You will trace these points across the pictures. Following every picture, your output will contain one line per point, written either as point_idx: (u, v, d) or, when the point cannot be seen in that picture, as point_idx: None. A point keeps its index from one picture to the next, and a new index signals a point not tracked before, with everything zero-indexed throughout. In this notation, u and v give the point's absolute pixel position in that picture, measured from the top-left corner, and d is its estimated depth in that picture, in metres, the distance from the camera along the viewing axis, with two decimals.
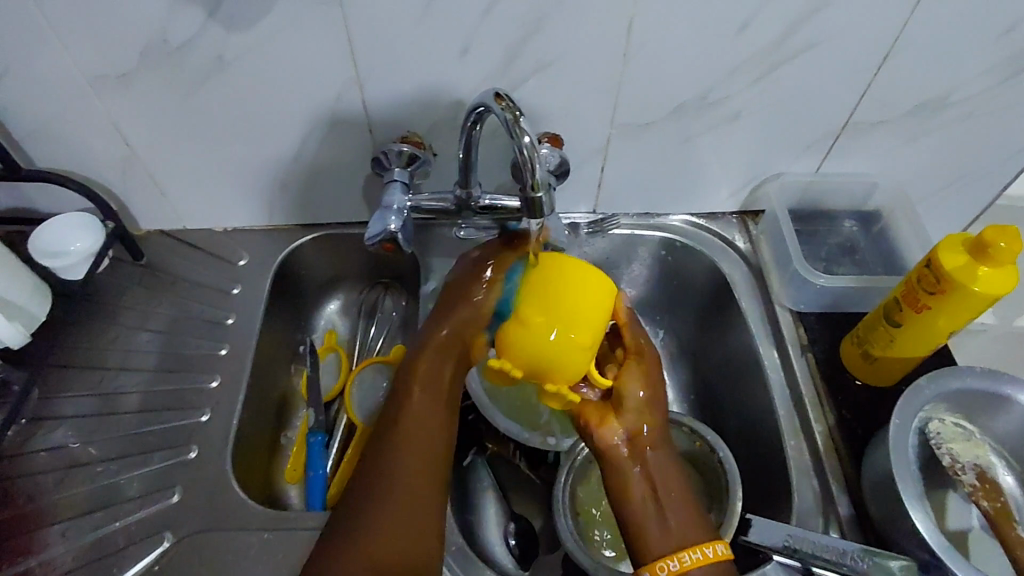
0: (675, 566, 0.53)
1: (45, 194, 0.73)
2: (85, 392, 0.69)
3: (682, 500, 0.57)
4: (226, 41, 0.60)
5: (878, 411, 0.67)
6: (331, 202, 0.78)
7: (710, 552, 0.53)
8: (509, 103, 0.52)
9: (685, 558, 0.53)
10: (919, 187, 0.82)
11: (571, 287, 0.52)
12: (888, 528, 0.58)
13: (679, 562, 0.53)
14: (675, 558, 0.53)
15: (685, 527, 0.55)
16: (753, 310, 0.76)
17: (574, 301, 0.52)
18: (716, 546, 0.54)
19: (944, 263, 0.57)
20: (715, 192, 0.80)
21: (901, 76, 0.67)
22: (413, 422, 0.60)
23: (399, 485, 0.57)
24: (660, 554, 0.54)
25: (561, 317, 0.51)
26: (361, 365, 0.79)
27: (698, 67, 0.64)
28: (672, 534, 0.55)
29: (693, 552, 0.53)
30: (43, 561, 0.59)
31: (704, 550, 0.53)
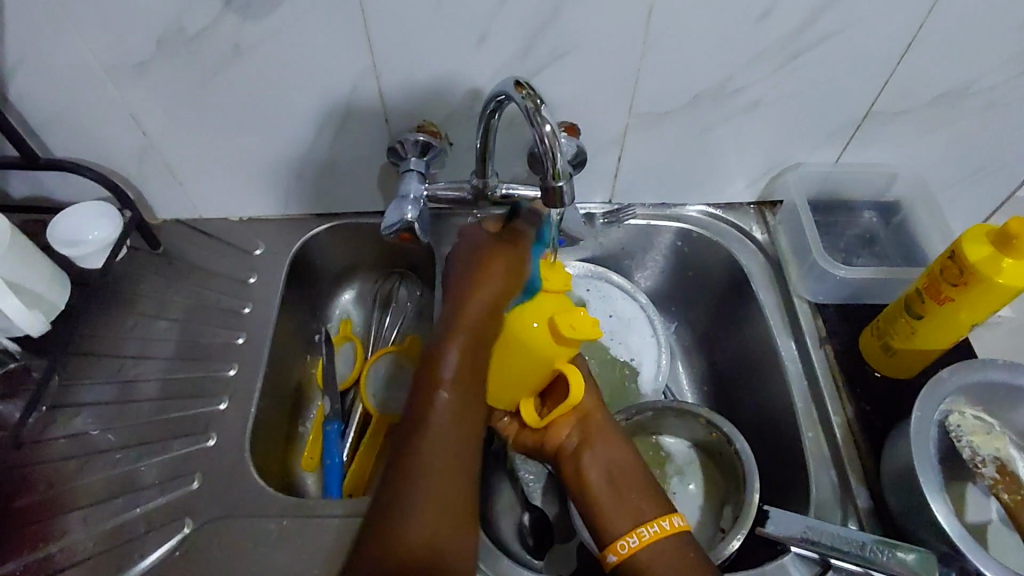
0: (641, 538, 0.55)
1: (63, 184, 0.74)
2: (104, 380, 0.70)
3: (645, 487, 0.59)
4: (242, 29, 0.59)
5: (898, 403, 0.67)
6: (347, 192, 0.78)
7: (668, 524, 0.56)
8: (530, 91, 0.52)
9: (644, 533, 0.55)
10: (941, 177, 0.80)
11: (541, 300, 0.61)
12: (908, 520, 0.58)
13: (646, 533, 0.55)
14: (639, 531, 0.55)
15: (642, 505, 0.58)
16: (771, 301, 0.75)
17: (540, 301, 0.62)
18: (675, 519, 0.56)
19: (968, 254, 0.56)
20: (732, 182, 0.79)
21: (924, 65, 0.66)
22: (466, 349, 0.57)
23: (447, 430, 0.55)
24: (623, 532, 0.56)
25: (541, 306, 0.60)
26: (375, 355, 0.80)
27: (717, 56, 0.64)
28: (629, 513, 0.57)
29: (652, 526, 0.55)
30: (64, 546, 0.59)
31: (661, 523, 0.56)
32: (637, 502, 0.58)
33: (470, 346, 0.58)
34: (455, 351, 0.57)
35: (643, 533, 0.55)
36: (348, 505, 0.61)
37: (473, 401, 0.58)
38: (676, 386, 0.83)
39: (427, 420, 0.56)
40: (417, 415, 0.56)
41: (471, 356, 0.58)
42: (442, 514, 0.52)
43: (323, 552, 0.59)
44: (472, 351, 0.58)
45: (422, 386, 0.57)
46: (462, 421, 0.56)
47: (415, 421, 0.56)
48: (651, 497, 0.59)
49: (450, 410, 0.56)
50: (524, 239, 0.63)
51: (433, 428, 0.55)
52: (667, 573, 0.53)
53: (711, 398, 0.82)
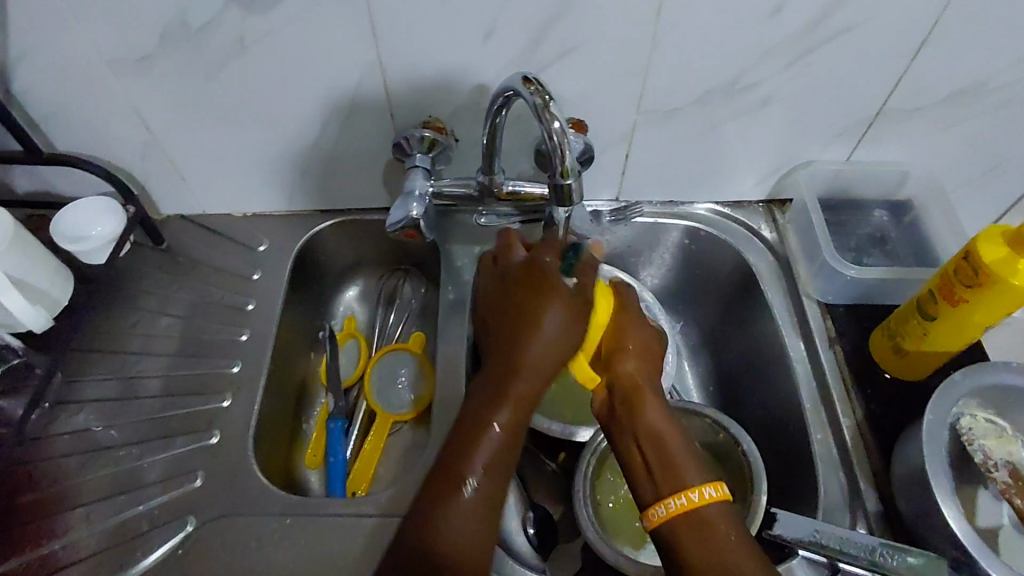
0: (662, 511, 0.53)
1: (66, 179, 0.73)
2: (108, 376, 0.69)
3: (684, 456, 0.56)
4: (246, 23, 0.59)
5: (908, 405, 0.66)
6: (352, 188, 0.77)
7: (695, 497, 0.53)
8: (539, 87, 0.51)
9: (671, 504, 0.53)
10: (953, 176, 0.79)
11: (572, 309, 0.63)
12: (918, 525, 0.57)
13: (666, 508, 0.53)
14: (663, 504, 0.53)
15: (677, 472, 0.55)
16: (780, 300, 0.75)
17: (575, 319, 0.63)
18: (703, 490, 0.53)
19: (983, 255, 0.55)
20: (742, 180, 0.78)
21: (939, 62, 0.64)
22: (518, 396, 0.55)
23: (482, 474, 0.53)
24: (653, 501, 0.54)
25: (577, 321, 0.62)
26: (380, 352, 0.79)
27: (728, 51, 0.63)
28: (664, 481, 0.55)
29: (678, 499, 0.53)
30: (66, 543, 0.59)
31: (687, 497, 0.53)
32: (674, 470, 0.55)
33: (532, 392, 0.55)
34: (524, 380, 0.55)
35: (670, 505, 0.53)
36: (352, 504, 0.61)
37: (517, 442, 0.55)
38: (683, 386, 0.82)
39: (459, 462, 0.53)
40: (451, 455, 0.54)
41: (528, 396, 0.55)
42: (473, 532, 0.52)
43: (326, 551, 0.59)
44: (530, 383, 0.55)
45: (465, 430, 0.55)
46: (501, 472, 0.54)
47: (455, 458, 0.54)
48: (688, 464, 0.55)
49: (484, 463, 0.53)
50: (558, 277, 0.58)
51: (478, 469, 0.53)
52: (699, 549, 0.51)
53: (717, 398, 0.81)
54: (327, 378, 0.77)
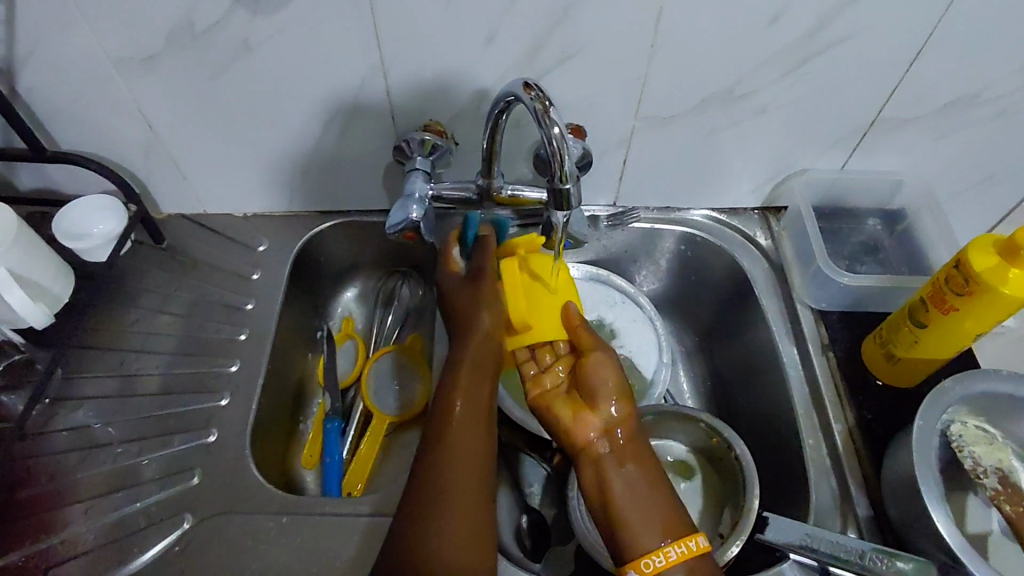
0: (659, 561, 0.49)
1: (68, 177, 0.74)
2: (107, 373, 0.70)
3: (665, 502, 0.52)
4: (252, 26, 0.59)
5: (900, 412, 0.67)
6: (352, 189, 0.78)
7: (693, 544, 0.50)
8: (539, 92, 0.51)
9: (670, 552, 0.49)
10: (946, 186, 0.80)
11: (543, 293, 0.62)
12: (908, 529, 0.58)
13: (664, 557, 0.49)
14: (660, 553, 0.49)
15: (669, 516, 0.51)
16: (774, 307, 0.75)
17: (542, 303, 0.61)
18: (700, 538, 0.50)
19: (974, 264, 0.56)
20: (738, 186, 0.79)
21: (932, 74, 0.66)
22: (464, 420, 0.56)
23: (459, 430, 0.56)
24: (648, 549, 0.49)
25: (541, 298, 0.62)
26: (377, 353, 0.80)
27: (725, 60, 0.64)
28: (653, 526, 0.50)
29: (678, 546, 0.49)
30: (64, 539, 0.60)
31: (687, 543, 0.50)
32: (662, 518, 0.51)
33: (478, 366, 0.60)
34: (467, 375, 0.59)
35: (671, 553, 0.49)
36: (349, 503, 0.62)
37: (482, 417, 0.57)
38: (677, 391, 0.83)
39: (425, 511, 0.52)
40: (432, 437, 0.56)
41: (484, 384, 0.59)
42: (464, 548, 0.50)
43: (321, 550, 0.59)
44: (486, 344, 0.60)
45: (435, 419, 0.57)
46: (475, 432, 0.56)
47: (434, 433, 0.56)
48: (676, 512, 0.52)
49: (460, 439, 0.55)
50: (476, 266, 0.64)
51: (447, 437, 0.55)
52: None
53: (711, 403, 0.82)
54: (325, 378, 0.78)
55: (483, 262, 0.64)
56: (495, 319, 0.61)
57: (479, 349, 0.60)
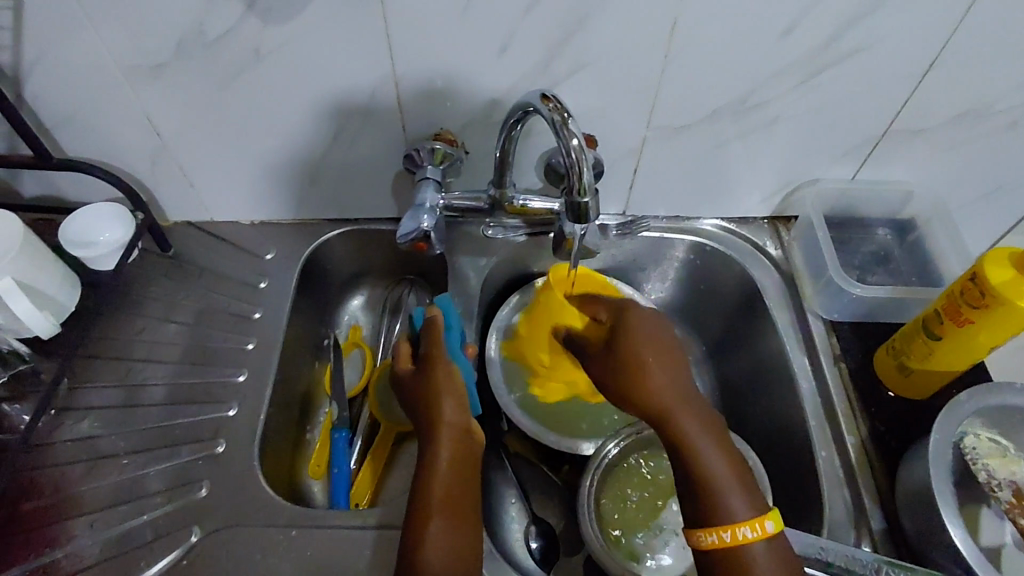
0: (727, 536, 0.51)
1: (73, 184, 0.73)
2: (112, 383, 0.69)
3: (738, 476, 0.53)
4: (262, 34, 0.59)
5: (913, 424, 0.66)
6: (360, 197, 0.77)
7: (758, 527, 0.51)
8: (557, 104, 0.51)
9: (745, 531, 0.50)
10: (957, 196, 0.80)
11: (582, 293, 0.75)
12: (924, 544, 0.57)
13: (732, 534, 0.50)
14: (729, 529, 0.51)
15: (737, 501, 0.52)
16: (784, 317, 0.75)
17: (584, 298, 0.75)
18: (766, 523, 0.51)
19: (989, 277, 0.56)
20: (747, 197, 0.79)
21: (944, 86, 0.65)
22: (445, 514, 0.55)
23: (440, 527, 0.54)
24: (723, 522, 0.51)
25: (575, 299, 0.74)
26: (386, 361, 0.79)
27: (737, 71, 0.63)
28: (722, 506, 0.52)
29: (743, 526, 0.51)
30: (69, 552, 0.59)
31: (757, 526, 0.51)
32: (728, 500, 0.52)
33: (450, 451, 0.58)
34: (444, 469, 0.57)
35: (738, 532, 0.50)
36: (359, 516, 0.61)
37: (465, 506, 0.56)
38: None
39: None
40: (413, 534, 0.54)
41: (461, 476, 0.58)
42: None
43: (332, 563, 0.58)
44: (452, 428, 0.60)
45: (411, 520, 0.55)
46: (459, 528, 0.55)
47: (411, 540, 0.54)
48: (745, 492, 0.53)
49: (445, 532, 0.54)
50: (432, 353, 0.65)
51: (434, 524, 0.54)
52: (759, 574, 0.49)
53: (721, 413, 0.81)
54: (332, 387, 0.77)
55: (435, 351, 0.66)
56: (458, 406, 0.61)
57: (450, 441, 0.59)
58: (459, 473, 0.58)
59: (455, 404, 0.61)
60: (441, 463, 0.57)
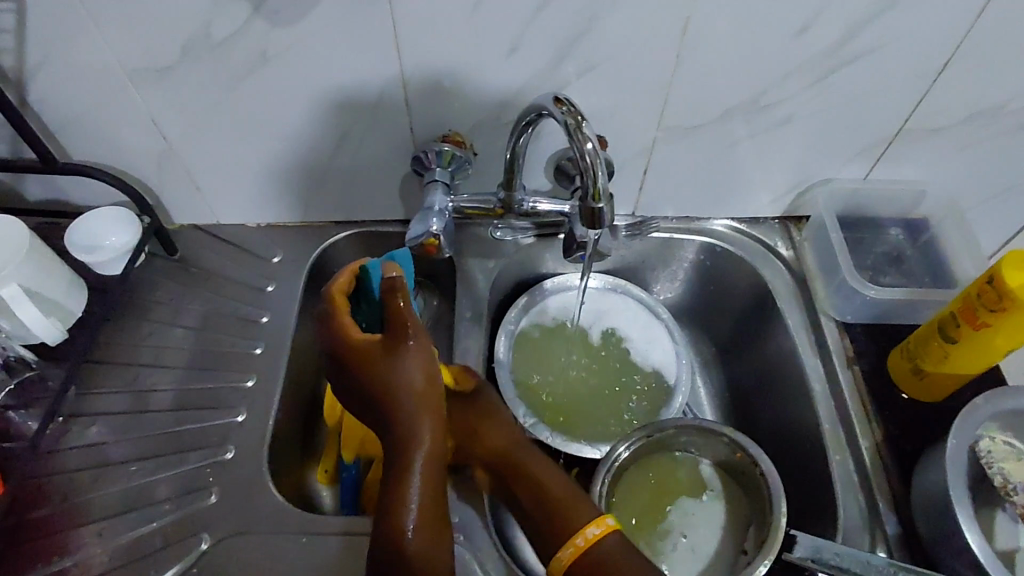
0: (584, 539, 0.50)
1: (79, 188, 0.72)
2: (120, 389, 0.69)
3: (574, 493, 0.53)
4: (268, 36, 0.58)
5: (928, 428, 0.66)
6: (368, 200, 0.76)
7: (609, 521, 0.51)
8: (570, 107, 0.50)
9: (592, 530, 0.50)
10: (971, 195, 0.79)
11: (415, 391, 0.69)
12: (940, 550, 0.57)
13: (587, 535, 0.50)
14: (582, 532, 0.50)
15: (590, 505, 0.52)
16: (796, 319, 0.74)
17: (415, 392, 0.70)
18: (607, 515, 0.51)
19: (1007, 279, 0.55)
20: (758, 197, 0.78)
21: (959, 85, 0.64)
22: (423, 510, 0.49)
23: (418, 527, 0.48)
24: (578, 525, 0.51)
25: None
26: None
27: (749, 70, 0.62)
28: (585, 505, 0.52)
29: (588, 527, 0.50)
30: (78, 560, 0.59)
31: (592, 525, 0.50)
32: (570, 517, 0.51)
33: (424, 430, 0.51)
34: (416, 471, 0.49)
35: (589, 531, 0.50)
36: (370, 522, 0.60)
37: (437, 487, 0.50)
38: (696, 403, 0.82)
39: None
40: (387, 527, 0.48)
41: (435, 472, 0.50)
42: None
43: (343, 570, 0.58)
44: (421, 398, 0.51)
45: (384, 513, 0.49)
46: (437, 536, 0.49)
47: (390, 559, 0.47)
48: (584, 500, 0.53)
49: (425, 532, 0.48)
50: (397, 316, 0.53)
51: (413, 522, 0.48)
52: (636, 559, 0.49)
53: (732, 415, 0.81)
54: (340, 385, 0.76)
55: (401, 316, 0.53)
56: (423, 364, 0.52)
57: (418, 411, 0.51)
58: (432, 448, 0.50)
59: (416, 359, 0.52)
60: (415, 446, 0.50)
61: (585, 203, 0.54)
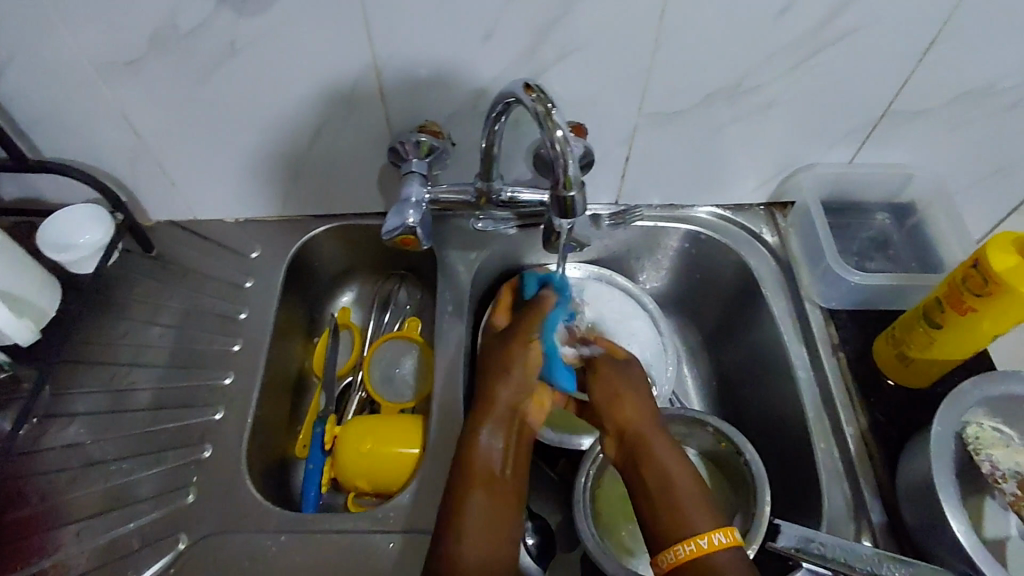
0: (693, 547, 0.52)
1: (50, 185, 0.71)
2: (97, 388, 0.68)
3: (696, 495, 0.56)
4: (237, 26, 0.57)
5: (913, 414, 0.65)
6: (347, 192, 0.75)
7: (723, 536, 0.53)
8: (540, 94, 0.49)
9: (715, 539, 0.52)
10: (957, 178, 0.78)
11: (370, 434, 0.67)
12: (925, 537, 0.56)
13: (708, 542, 0.52)
14: (695, 540, 0.52)
15: (697, 513, 0.55)
16: (782, 306, 0.73)
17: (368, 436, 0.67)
18: (718, 534, 0.53)
19: (993, 263, 0.54)
20: (743, 183, 0.77)
21: (945, 66, 0.63)
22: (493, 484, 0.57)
23: (479, 494, 0.56)
24: (684, 534, 0.53)
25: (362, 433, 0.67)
26: (378, 343, 0.78)
27: (730, 54, 0.61)
28: (691, 520, 0.54)
29: (688, 543, 0.52)
30: (57, 562, 0.58)
31: (698, 541, 0.52)
32: (695, 509, 0.55)
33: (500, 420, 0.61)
34: (484, 441, 0.59)
35: (701, 543, 0.52)
36: (348, 519, 0.60)
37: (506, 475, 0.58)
38: (683, 392, 0.82)
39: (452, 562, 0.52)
40: (451, 501, 0.56)
41: (501, 451, 0.59)
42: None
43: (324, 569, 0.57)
44: (506, 405, 0.62)
45: (454, 483, 0.57)
46: (498, 499, 0.56)
47: (450, 505, 0.55)
48: (700, 502, 0.55)
49: (485, 502, 0.56)
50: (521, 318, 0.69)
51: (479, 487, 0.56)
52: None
53: (719, 403, 0.80)
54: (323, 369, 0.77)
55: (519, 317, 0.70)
56: (526, 374, 0.64)
57: (496, 416, 0.61)
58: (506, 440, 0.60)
59: (518, 366, 0.64)
60: (483, 435, 0.59)
61: (556, 161, 0.50)
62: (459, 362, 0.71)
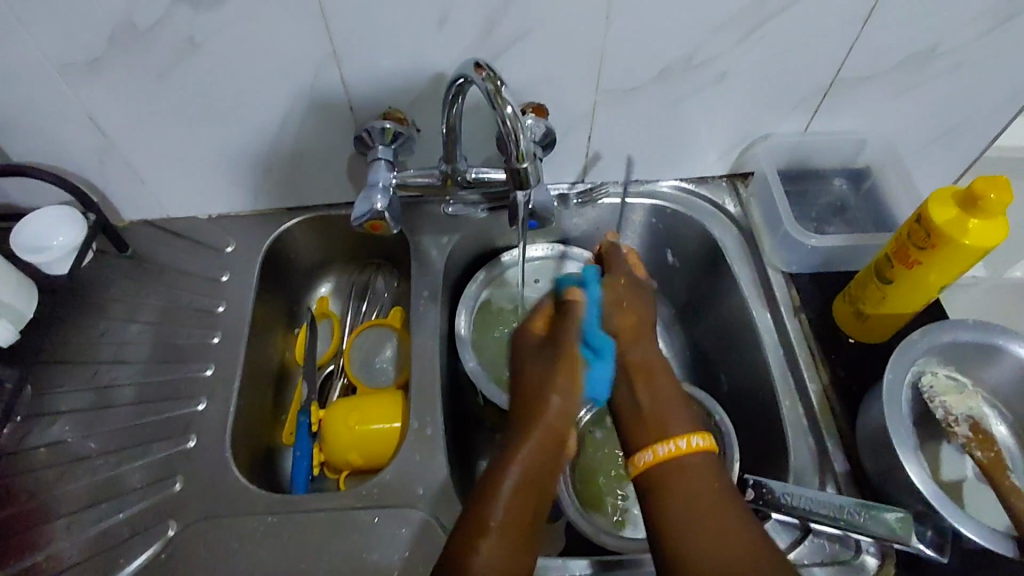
0: (650, 453, 0.51)
1: (21, 189, 0.72)
2: (79, 387, 0.69)
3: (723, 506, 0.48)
4: (194, 21, 0.58)
5: (871, 367, 0.68)
6: (317, 183, 0.77)
7: (684, 443, 0.51)
8: (490, 73, 0.51)
9: (676, 444, 0.51)
10: (909, 140, 0.81)
11: (359, 407, 0.69)
12: (884, 481, 0.59)
13: (653, 451, 0.51)
14: (652, 448, 0.51)
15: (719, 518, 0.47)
16: (745, 273, 0.76)
17: (358, 409, 0.69)
18: (691, 438, 0.51)
19: (934, 216, 0.56)
20: (704, 155, 0.79)
21: (887, 30, 0.65)
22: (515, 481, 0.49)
23: (501, 501, 0.48)
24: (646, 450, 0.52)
25: (352, 407, 0.69)
26: (359, 329, 0.80)
27: (679, 27, 0.63)
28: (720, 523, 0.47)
29: (669, 444, 0.51)
30: (49, 554, 0.59)
31: (677, 442, 0.51)
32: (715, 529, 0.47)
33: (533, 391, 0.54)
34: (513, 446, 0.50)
35: (660, 450, 0.51)
36: (332, 497, 0.62)
37: (537, 472, 0.50)
38: None
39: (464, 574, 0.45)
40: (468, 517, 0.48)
41: (536, 458, 0.50)
42: None
43: (306, 546, 0.59)
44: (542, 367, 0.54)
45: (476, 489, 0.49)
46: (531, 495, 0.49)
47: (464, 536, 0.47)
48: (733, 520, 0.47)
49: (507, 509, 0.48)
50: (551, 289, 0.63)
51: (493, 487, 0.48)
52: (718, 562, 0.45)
53: (691, 371, 0.83)
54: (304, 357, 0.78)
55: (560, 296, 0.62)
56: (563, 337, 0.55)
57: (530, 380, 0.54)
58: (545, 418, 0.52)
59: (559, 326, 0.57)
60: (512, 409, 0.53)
61: (499, 111, 0.52)
62: (434, 346, 0.72)
